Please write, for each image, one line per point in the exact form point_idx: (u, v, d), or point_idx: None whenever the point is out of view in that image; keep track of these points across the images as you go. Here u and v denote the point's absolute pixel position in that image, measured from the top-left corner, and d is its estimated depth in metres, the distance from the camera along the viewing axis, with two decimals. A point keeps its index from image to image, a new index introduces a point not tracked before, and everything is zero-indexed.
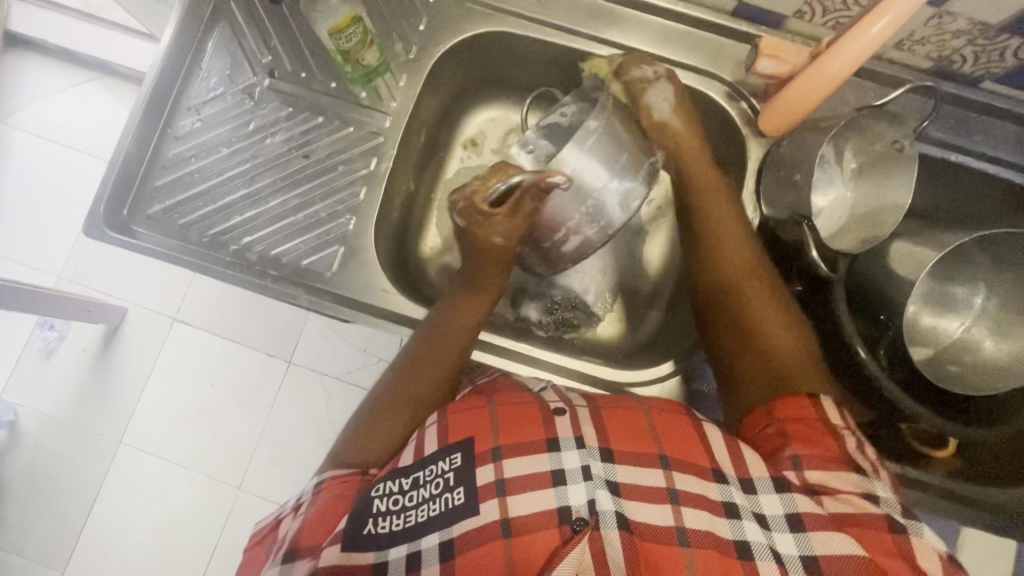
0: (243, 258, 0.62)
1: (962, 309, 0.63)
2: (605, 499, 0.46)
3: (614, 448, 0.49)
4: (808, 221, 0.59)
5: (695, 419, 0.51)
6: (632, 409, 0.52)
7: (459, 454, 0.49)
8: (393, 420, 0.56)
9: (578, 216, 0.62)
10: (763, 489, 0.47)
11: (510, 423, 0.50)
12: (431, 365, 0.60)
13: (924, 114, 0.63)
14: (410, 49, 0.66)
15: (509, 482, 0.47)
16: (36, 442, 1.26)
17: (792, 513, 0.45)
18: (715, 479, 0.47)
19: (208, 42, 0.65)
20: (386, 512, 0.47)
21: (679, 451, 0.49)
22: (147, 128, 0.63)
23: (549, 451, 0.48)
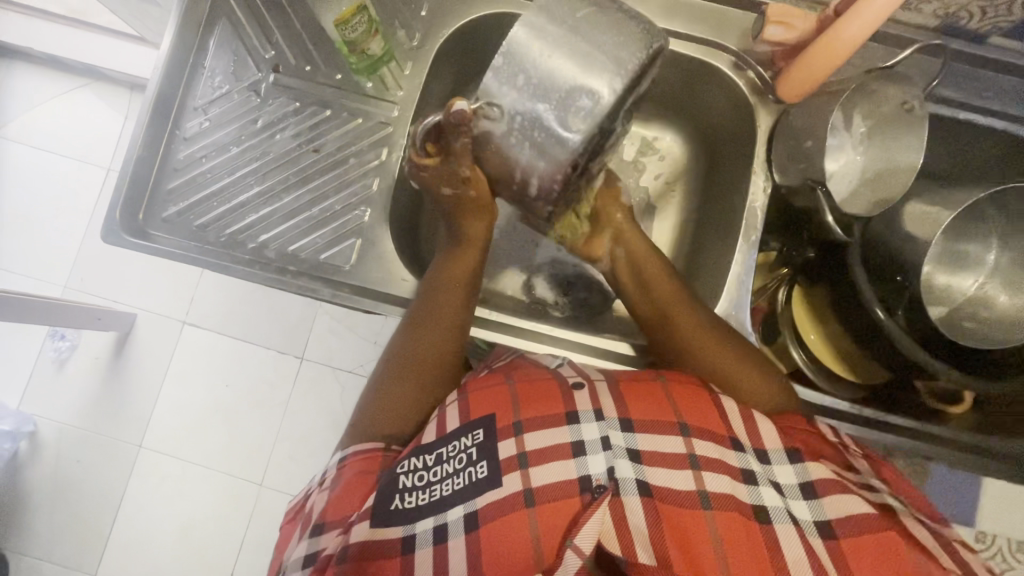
0: (261, 256, 0.63)
1: (974, 265, 0.64)
2: (624, 467, 0.46)
3: (634, 419, 0.49)
4: (821, 185, 0.60)
5: (713, 395, 0.52)
6: (652, 382, 0.53)
7: (481, 429, 0.50)
8: (406, 389, 0.58)
9: (534, 155, 0.50)
10: (778, 460, 0.49)
11: (531, 399, 0.51)
12: (438, 332, 0.60)
13: (932, 74, 0.63)
14: (414, 36, 0.66)
15: (532, 455, 0.47)
16: (58, 451, 1.27)
17: (806, 482, 0.47)
18: (733, 447, 0.49)
19: (209, 41, 0.65)
20: (412, 488, 0.48)
21: (697, 419, 0.50)
22: (155, 132, 0.63)
23: (569, 424, 0.49)
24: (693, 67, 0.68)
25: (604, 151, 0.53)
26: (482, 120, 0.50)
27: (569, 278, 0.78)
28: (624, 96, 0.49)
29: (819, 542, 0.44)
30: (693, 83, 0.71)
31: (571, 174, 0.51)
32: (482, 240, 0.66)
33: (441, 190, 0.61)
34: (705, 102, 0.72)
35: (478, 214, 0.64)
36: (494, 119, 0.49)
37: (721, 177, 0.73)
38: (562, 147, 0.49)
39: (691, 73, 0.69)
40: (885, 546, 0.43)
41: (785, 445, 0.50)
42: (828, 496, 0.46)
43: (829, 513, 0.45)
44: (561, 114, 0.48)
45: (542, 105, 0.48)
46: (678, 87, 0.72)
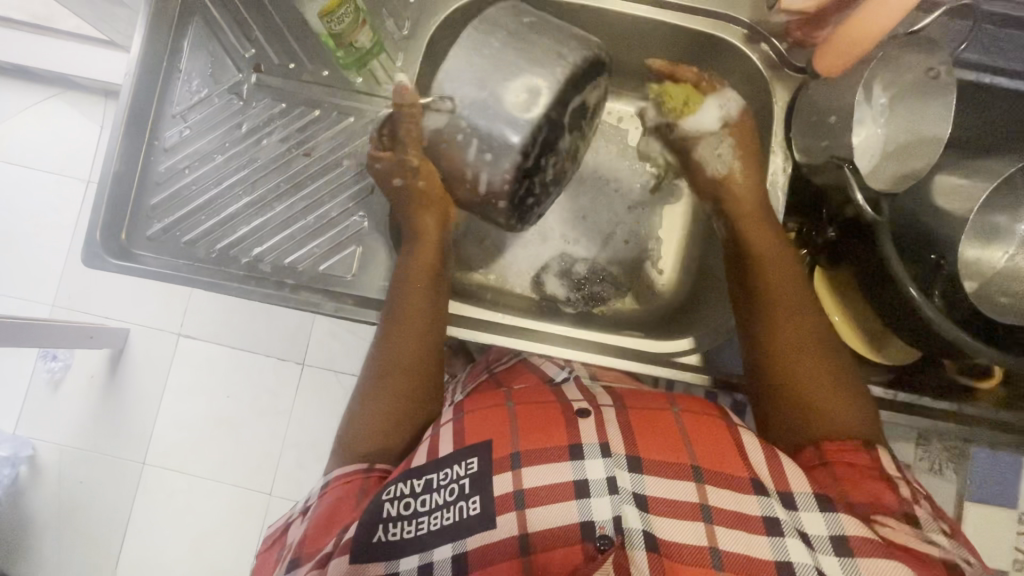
0: (256, 271, 0.59)
1: (1004, 238, 0.60)
2: (631, 516, 0.44)
3: (642, 456, 0.47)
4: (848, 163, 0.56)
5: (730, 424, 0.50)
6: (663, 408, 0.51)
7: (475, 459, 0.48)
8: (381, 405, 0.54)
9: (483, 154, 0.52)
10: (805, 506, 0.44)
11: (531, 428, 0.49)
12: (408, 340, 0.56)
13: (956, 38, 0.60)
14: (403, 25, 0.61)
15: (528, 493, 0.45)
16: (59, 474, 1.24)
17: (836, 534, 0.43)
18: (756, 491, 0.45)
19: (183, 42, 0.60)
20: (397, 517, 0.45)
21: (709, 460, 0.47)
22: (131, 144, 0.59)
23: (571, 458, 0.47)
24: (704, 45, 0.64)
25: (558, 152, 0.53)
26: (436, 113, 0.53)
27: (582, 275, 0.75)
28: (567, 92, 0.51)
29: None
30: (704, 62, 0.67)
31: (522, 168, 0.52)
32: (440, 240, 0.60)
33: (394, 182, 0.59)
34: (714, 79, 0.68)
35: (430, 207, 0.59)
36: (444, 110, 0.52)
37: None
38: (510, 142, 0.51)
39: (702, 52, 0.65)
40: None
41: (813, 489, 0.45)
42: (864, 556, 0.42)
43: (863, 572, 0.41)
44: (511, 111, 0.50)
45: (478, 91, 0.50)
46: None
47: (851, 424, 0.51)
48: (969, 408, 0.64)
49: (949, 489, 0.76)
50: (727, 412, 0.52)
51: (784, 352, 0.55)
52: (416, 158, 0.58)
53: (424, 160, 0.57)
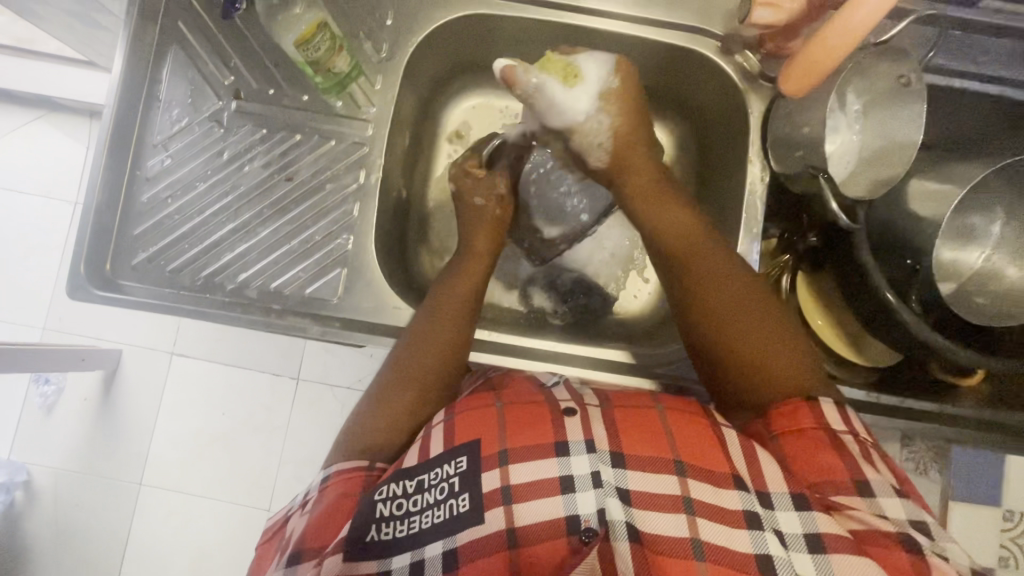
0: (242, 296, 0.59)
1: (980, 238, 0.61)
2: (615, 508, 0.42)
3: (626, 454, 0.45)
4: (824, 173, 0.57)
5: (713, 423, 0.47)
6: (647, 407, 0.49)
7: (464, 457, 0.46)
8: (393, 403, 0.54)
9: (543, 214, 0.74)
10: (781, 505, 0.42)
11: (518, 425, 0.47)
12: (437, 341, 0.57)
13: (926, 44, 0.61)
14: (381, 47, 0.62)
15: (515, 489, 0.43)
16: (55, 497, 1.24)
17: (812, 532, 0.41)
18: (737, 487, 0.43)
19: (162, 70, 0.60)
20: (390, 517, 0.44)
21: (693, 456, 0.45)
22: (113, 176, 0.59)
23: (557, 455, 0.44)
24: (680, 58, 0.66)
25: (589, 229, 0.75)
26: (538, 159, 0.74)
27: (568, 286, 0.76)
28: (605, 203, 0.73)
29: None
30: (681, 74, 0.68)
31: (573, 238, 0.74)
32: (488, 255, 0.65)
33: (472, 198, 0.68)
34: (694, 91, 0.69)
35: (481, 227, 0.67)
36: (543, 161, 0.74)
37: (713, 165, 0.71)
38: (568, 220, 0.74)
39: (678, 64, 0.67)
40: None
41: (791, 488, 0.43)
42: (836, 555, 0.40)
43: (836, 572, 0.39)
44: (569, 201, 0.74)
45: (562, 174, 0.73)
46: (663, 75, 0.70)
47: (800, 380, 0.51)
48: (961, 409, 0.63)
49: (936, 490, 0.77)
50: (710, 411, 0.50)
51: (730, 329, 0.53)
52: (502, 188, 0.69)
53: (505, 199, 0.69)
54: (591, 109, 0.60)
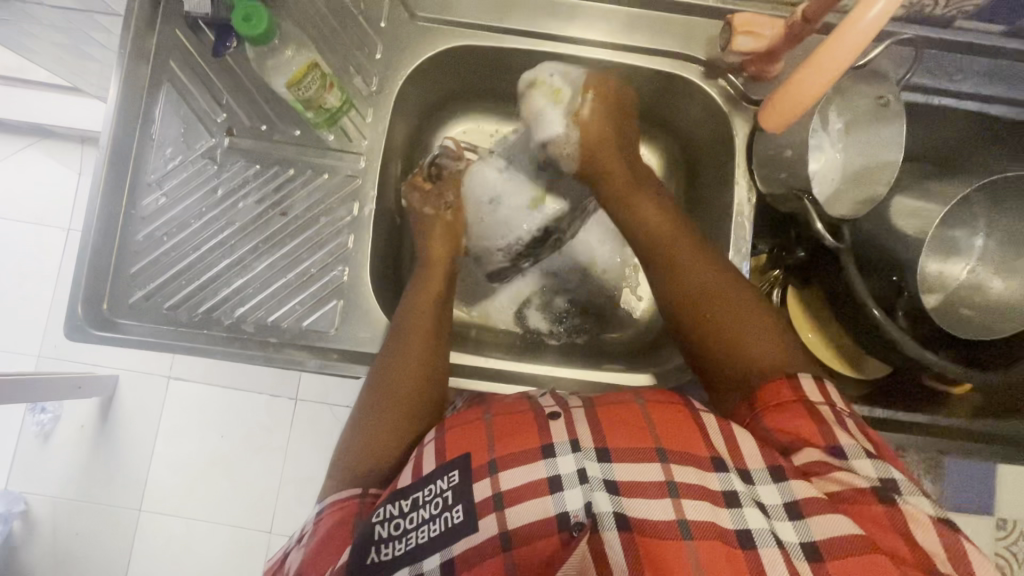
0: (240, 331, 0.60)
1: (963, 252, 0.62)
2: (603, 501, 0.42)
3: (611, 447, 0.44)
4: (808, 195, 0.59)
5: (692, 410, 0.47)
6: (628, 402, 0.48)
7: (456, 471, 0.46)
8: (379, 425, 0.54)
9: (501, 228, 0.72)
10: (760, 478, 0.43)
11: (507, 433, 0.46)
12: (412, 346, 0.58)
13: (904, 63, 0.63)
14: (371, 81, 0.64)
15: (507, 495, 0.43)
16: (54, 527, 1.23)
17: (789, 500, 0.42)
18: (715, 469, 0.43)
19: (154, 110, 0.61)
20: (388, 538, 0.44)
21: (677, 444, 0.44)
22: (109, 216, 0.60)
23: (544, 458, 0.44)
24: (665, 82, 0.67)
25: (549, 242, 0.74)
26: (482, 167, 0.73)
27: (563, 307, 0.77)
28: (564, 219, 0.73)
29: (804, 565, 0.39)
30: (667, 96, 0.69)
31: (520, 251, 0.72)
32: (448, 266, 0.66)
33: (422, 208, 0.68)
34: (682, 112, 0.70)
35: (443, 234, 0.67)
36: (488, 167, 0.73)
37: (701, 183, 0.72)
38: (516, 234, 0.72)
39: (664, 87, 0.68)
40: (866, 565, 0.38)
41: (768, 461, 0.44)
42: (814, 515, 0.40)
43: (816, 534, 0.40)
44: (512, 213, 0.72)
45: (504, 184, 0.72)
46: (649, 96, 0.71)
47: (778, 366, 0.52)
48: (950, 420, 0.64)
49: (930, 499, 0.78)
50: (688, 398, 0.50)
51: (706, 305, 0.56)
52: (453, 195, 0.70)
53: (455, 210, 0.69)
54: (564, 126, 0.65)
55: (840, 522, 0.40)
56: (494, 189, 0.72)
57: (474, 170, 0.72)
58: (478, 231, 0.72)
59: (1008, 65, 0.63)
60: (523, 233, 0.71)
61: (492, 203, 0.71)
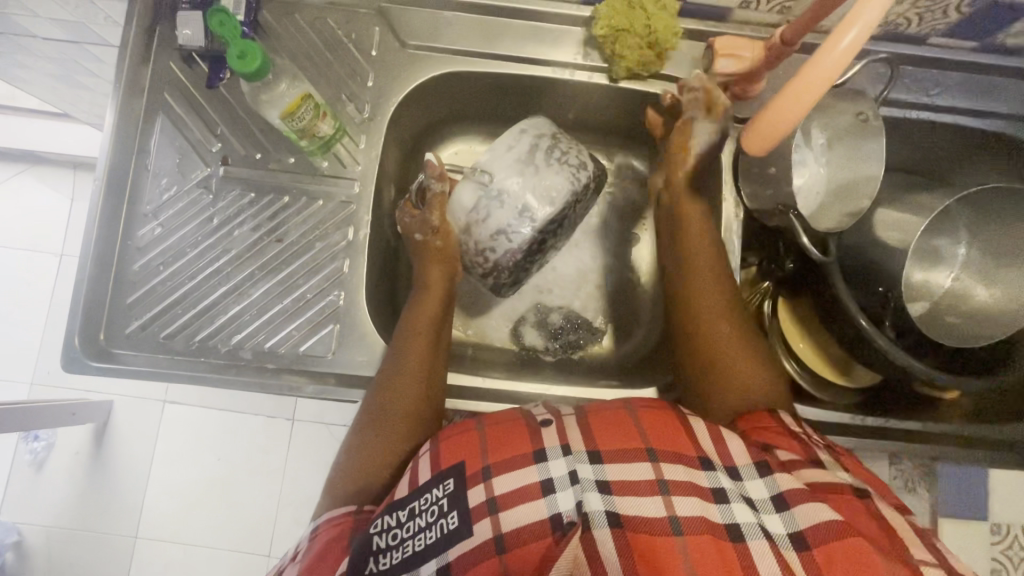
0: (237, 358, 0.60)
1: (947, 261, 0.64)
2: (594, 500, 0.42)
3: (601, 450, 0.45)
4: (794, 210, 0.60)
5: (678, 412, 0.49)
6: (617, 408, 0.49)
7: (450, 479, 0.46)
8: (371, 444, 0.55)
9: (489, 240, 0.65)
10: (747, 475, 0.44)
11: (500, 441, 0.47)
12: (411, 367, 0.58)
13: (882, 80, 0.65)
14: (363, 108, 0.65)
15: (500, 499, 0.44)
16: (48, 557, 1.22)
17: (776, 494, 0.43)
18: (703, 466, 0.44)
19: (149, 140, 0.62)
20: (385, 548, 0.44)
21: (666, 444, 0.45)
22: (105, 247, 0.60)
23: (536, 463, 0.45)
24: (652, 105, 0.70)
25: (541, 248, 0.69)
26: (473, 184, 0.65)
27: (558, 324, 0.77)
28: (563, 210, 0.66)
29: (791, 554, 0.40)
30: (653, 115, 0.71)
31: (523, 250, 0.66)
32: (444, 288, 0.67)
33: (413, 235, 0.68)
34: None
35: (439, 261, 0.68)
36: (484, 181, 0.64)
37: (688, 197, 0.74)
38: (515, 243, 0.65)
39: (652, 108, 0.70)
40: (851, 549, 0.38)
41: (754, 458, 0.45)
42: (798, 506, 0.42)
43: (802, 522, 0.41)
44: (515, 217, 0.64)
45: (490, 202, 0.64)
46: (636, 117, 0.73)
47: (750, 384, 0.56)
48: (942, 427, 0.65)
49: (924, 503, 0.78)
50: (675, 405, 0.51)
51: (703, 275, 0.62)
52: (438, 217, 0.67)
53: (447, 235, 0.67)
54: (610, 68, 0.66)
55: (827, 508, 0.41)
56: (479, 203, 0.65)
57: (458, 190, 0.66)
58: (472, 248, 0.67)
59: (982, 80, 0.65)
60: (515, 245, 0.65)
61: (482, 218, 0.65)
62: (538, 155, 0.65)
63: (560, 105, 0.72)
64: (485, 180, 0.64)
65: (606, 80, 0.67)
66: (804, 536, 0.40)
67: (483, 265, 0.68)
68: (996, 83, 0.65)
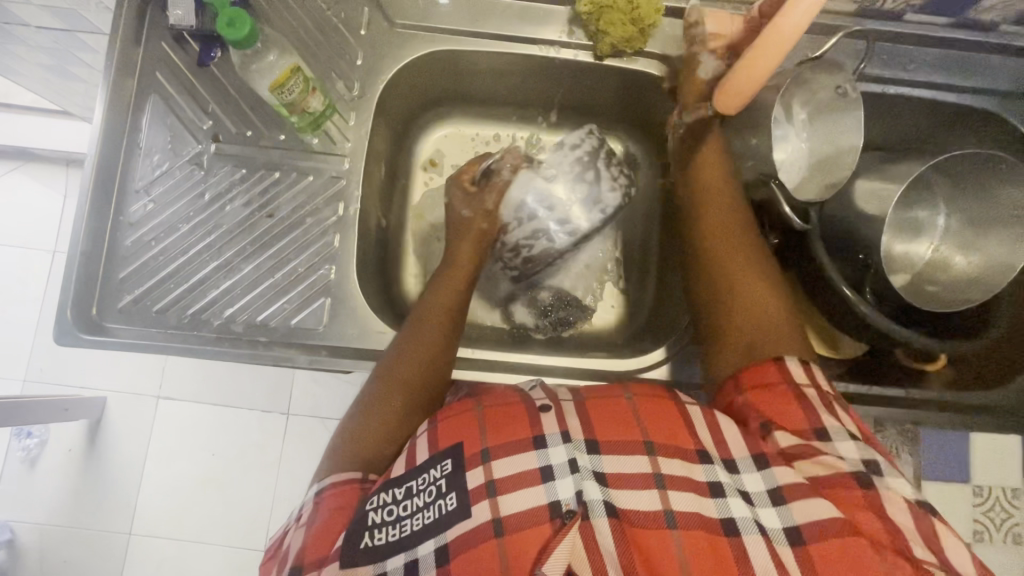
0: (229, 331, 0.61)
1: (927, 232, 0.65)
2: (592, 489, 0.44)
3: (601, 439, 0.47)
4: (774, 179, 0.63)
5: (678, 400, 0.50)
6: (615, 396, 0.50)
7: (449, 460, 0.47)
8: (388, 410, 0.55)
9: (537, 235, 0.70)
10: (746, 468, 0.46)
11: (498, 423, 0.48)
12: (420, 342, 0.59)
13: (858, 56, 0.67)
14: (352, 86, 0.66)
15: (499, 483, 0.45)
16: (42, 554, 1.21)
17: (772, 487, 0.45)
18: (699, 460, 0.46)
19: (140, 119, 0.63)
20: (382, 523, 0.45)
21: (664, 436, 0.47)
22: (97, 222, 0.61)
23: (536, 449, 0.46)
24: (637, 82, 0.71)
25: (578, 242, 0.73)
26: (530, 176, 0.70)
27: (549, 301, 0.77)
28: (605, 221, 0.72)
29: (787, 552, 0.42)
30: (638, 92, 0.73)
31: (563, 246, 0.72)
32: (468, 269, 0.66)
33: (460, 210, 0.69)
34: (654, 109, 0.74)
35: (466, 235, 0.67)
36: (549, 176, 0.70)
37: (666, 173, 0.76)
38: (560, 236, 0.71)
39: (636, 88, 0.72)
40: (844, 548, 0.41)
41: (750, 450, 0.47)
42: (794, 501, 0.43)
43: (797, 518, 0.43)
44: (565, 213, 0.70)
45: (542, 196, 0.69)
46: (622, 99, 0.75)
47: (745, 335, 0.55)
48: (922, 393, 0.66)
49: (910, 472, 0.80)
50: (674, 392, 0.52)
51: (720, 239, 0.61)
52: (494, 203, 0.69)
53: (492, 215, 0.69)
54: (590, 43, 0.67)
55: (821, 507, 0.42)
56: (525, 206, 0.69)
57: (521, 179, 0.70)
58: (507, 243, 0.71)
59: (956, 56, 0.67)
60: (555, 247, 0.71)
61: (529, 214, 0.69)
62: (599, 160, 0.70)
63: (546, 87, 0.74)
64: (548, 175, 0.70)
65: (592, 59, 0.68)
66: (798, 532, 0.42)
67: (512, 258, 0.73)
68: (969, 59, 0.67)
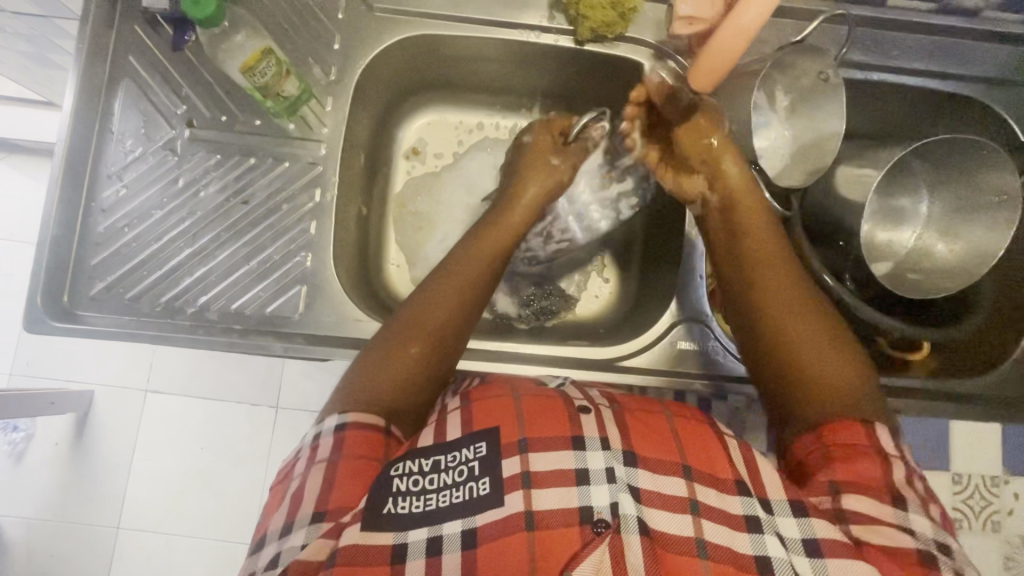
0: (203, 319, 0.60)
1: (910, 219, 0.65)
2: (627, 502, 0.43)
3: (637, 452, 0.46)
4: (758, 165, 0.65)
5: (716, 431, 0.49)
6: (653, 410, 0.50)
7: (483, 443, 0.46)
8: (411, 349, 0.55)
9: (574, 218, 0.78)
10: (782, 512, 0.44)
11: (539, 416, 0.47)
12: (451, 288, 0.59)
13: (841, 42, 0.66)
14: (329, 70, 0.65)
15: (534, 474, 0.44)
16: (29, 549, 1.20)
17: (810, 538, 0.43)
18: (738, 492, 0.45)
19: (113, 104, 0.62)
20: (406, 492, 0.44)
21: (699, 459, 0.46)
22: (68, 208, 0.60)
23: (574, 449, 0.45)
24: (620, 72, 0.70)
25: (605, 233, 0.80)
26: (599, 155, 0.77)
27: (533, 291, 0.78)
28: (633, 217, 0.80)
29: None
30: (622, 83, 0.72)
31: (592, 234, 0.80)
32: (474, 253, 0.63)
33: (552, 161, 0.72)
34: None
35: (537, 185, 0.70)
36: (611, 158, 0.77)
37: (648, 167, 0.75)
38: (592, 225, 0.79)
39: (621, 78, 0.71)
40: None
41: (790, 496, 0.45)
42: (832, 558, 0.42)
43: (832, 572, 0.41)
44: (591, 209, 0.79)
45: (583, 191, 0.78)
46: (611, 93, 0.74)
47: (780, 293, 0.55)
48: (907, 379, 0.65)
49: None
50: (713, 419, 0.51)
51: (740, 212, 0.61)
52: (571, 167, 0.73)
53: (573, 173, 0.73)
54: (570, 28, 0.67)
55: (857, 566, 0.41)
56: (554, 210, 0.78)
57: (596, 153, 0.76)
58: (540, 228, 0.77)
59: (941, 43, 0.66)
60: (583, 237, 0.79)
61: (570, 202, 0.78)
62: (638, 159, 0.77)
63: (531, 74, 0.73)
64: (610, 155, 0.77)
65: (573, 44, 0.68)
66: None
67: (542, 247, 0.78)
68: (954, 45, 0.66)
